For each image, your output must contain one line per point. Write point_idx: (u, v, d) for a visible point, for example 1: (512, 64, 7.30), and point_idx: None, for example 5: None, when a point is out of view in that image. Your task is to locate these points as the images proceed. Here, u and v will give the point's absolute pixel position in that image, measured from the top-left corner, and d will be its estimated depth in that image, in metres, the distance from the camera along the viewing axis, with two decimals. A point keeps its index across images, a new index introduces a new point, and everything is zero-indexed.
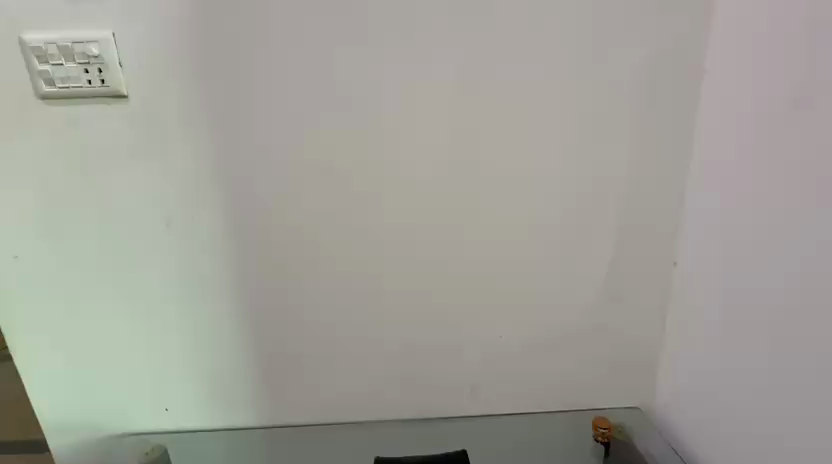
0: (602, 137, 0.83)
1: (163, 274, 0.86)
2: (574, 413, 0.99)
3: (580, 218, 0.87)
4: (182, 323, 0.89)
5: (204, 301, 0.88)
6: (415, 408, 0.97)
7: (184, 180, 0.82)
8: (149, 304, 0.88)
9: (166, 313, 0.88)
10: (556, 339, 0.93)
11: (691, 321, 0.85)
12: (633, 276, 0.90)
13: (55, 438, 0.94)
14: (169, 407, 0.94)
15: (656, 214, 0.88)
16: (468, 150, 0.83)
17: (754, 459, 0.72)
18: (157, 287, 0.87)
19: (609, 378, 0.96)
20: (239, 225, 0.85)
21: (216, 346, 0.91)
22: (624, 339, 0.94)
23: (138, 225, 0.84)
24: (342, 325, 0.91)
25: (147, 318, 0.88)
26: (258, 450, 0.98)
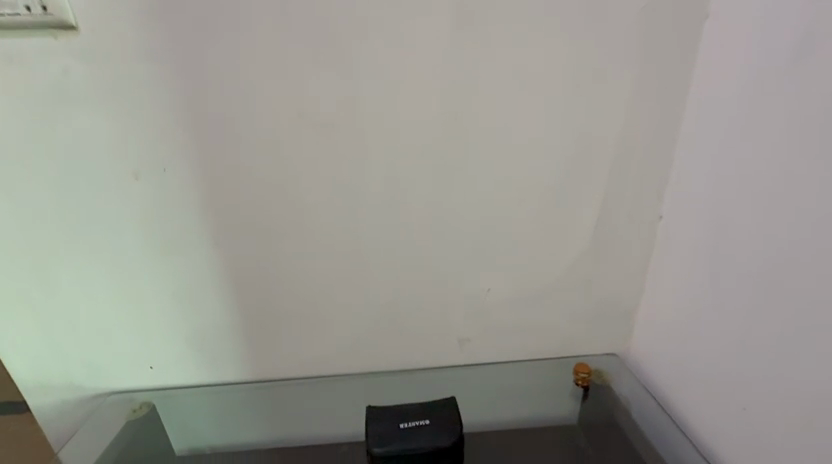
0: (597, 87, 0.80)
1: (135, 230, 0.81)
2: (556, 361, 1.03)
3: (571, 172, 0.86)
4: (160, 280, 0.85)
5: (183, 258, 0.84)
6: (404, 361, 0.99)
7: (150, 127, 0.75)
8: (123, 263, 0.83)
9: (142, 272, 0.84)
10: (543, 292, 0.95)
11: (674, 273, 0.88)
12: (620, 230, 0.91)
13: (36, 399, 0.91)
14: (153, 365, 0.92)
15: (646, 168, 0.87)
16: (459, 99, 0.79)
17: (723, 397, 0.77)
18: (130, 244, 0.82)
19: (591, 329, 1.00)
20: (215, 177, 0.80)
21: (199, 303, 0.88)
22: (607, 291, 0.96)
23: (103, 177, 0.77)
24: (330, 281, 0.90)
25: (122, 277, 0.84)
26: (250, 403, 0.99)
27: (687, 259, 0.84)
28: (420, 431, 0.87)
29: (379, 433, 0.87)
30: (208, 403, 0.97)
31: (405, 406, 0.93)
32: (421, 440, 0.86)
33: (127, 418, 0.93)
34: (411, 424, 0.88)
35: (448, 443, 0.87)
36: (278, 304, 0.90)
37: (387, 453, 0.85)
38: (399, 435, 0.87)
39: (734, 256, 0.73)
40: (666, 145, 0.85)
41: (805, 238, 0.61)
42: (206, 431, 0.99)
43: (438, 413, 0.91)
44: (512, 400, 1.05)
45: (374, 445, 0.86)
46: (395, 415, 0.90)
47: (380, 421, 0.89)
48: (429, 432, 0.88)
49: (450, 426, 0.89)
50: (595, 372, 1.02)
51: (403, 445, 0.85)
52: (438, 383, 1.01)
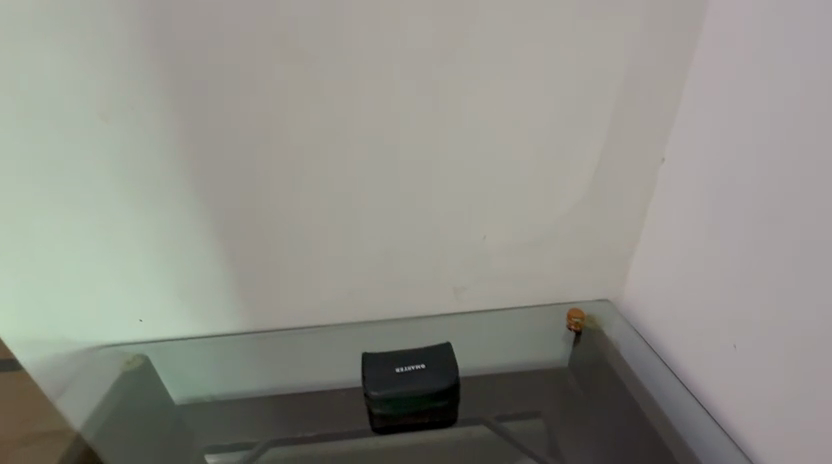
0: (605, 14, 0.74)
1: (110, 176, 0.77)
2: (550, 308, 1.04)
3: (573, 111, 0.81)
4: (142, 230, 0.82)
5: (164, 207, 0.80)
6: (399, 309, 0.99)
7: (114, 61, 0.68)
8: (100, 213, 0.79)
9: (121, 222, 0.81)
10: (539, 239, 0.94)
11: (674, 217, 0.86)
12: (621, 174, 0.88)
13: (26, 354, 0.90)
14: (143, 318, 0.91)
15: (651, 107, 0.83)
16: (455, 28, 0.72)
17: (717, 335, 0.79)
18: (105, 192, 0.78)
19: (586, 275, 1.00)
20: (192, 117, 0.74)
21: (185, 254, 0.85)
22: (604, 237, 0.95)
23: (68, 118, 0.72)
24: (322, 230, 0.87)
25: (100, 228, 0.81)
26: (247, 354, 1.00)
27: (688, 202, 0.83)
28: (415, 375, 0.92)
29: (376, 378, 0.92)
30: (204, 354, 0.97)
31: (400, 352, 0.97)
32: (416, 383, 0.91)
33: (122, 369, 0.93)
34: (406, 369, 0.93)
35: (443, 385, 0.93)
36: (270, 255, 0.88)
37: (384, 396, 0.91)
38: (395, 380, 0.92)
39: (740, 196, 0.72)
40: (673, 82, 0.81)
41: (818, 172, 0.60)
42: (204, 381, 0.99)
43: (432, 358, 0.96)
44: (507, 346, 1.06)
45: (371, 390, 0.91)
46: (391, 361, 0.94)
47: (376, 367, 0.94)
48: (424, 376, 0.93)
49: (443, 369, 0.94)
50: (588, 318, 1.04)
51: (398, 388, 0.91)
52: (434, 331, 1.00)
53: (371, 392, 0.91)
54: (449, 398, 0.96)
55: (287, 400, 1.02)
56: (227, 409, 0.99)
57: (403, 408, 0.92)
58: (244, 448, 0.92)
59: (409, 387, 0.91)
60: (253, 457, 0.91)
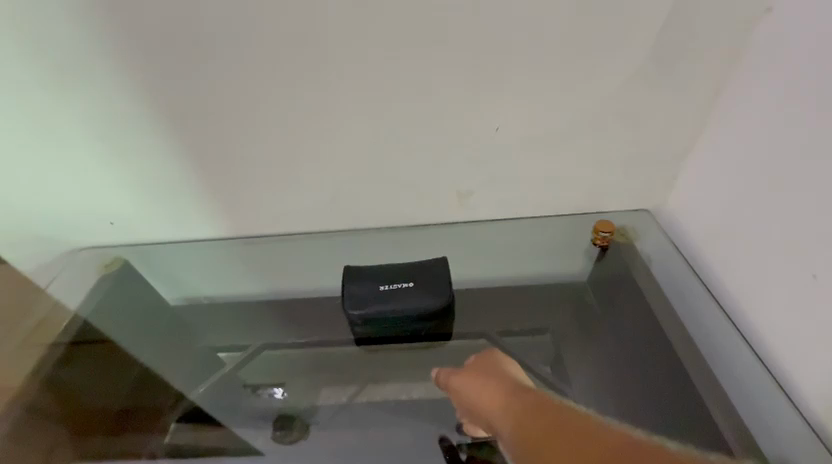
0: None
1: (19, 49, 0.64)
2: (573, 218, 0.89)
3: None
4: (79, 120, 0.71)
5: (101, 86, 0.68)
6: (394, 216, 0.87)
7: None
8: (26, 94, 0.68)
9: (57, 105, 0.70)
10: (567, 132, 0.75)
11: (757, 99, 0.65)
12: (685, 38, 0.66)
13: (13, 253, 0.89)
14: (114, 222, 0.85)
15: None
16: None
17: (786, 253, 0.62)
18: (22, 71, 0.66)
19: (621, 179, 0.82)
20: None
21: (137, 149, 0.75)
22: (649, 130, 0.75)
23: None
24: (295, 117, 0.72)
25: (38, 113, 0.70)
26: (233, 260, 0.94)
27: (784, 72, 0.60)
28: (401, 294, 0.82)
29: (356, 298, 0.83)
30: (182, 258, 0.92)
31: (385, 268, 0.86)
32: (402, 303, 0.81)
33: (101, 274, 0.91)
34: (390, 288, 0.83)
35: (434, 304, 0.82)
36: (240, 150, 0.75)
37: (367, 317, 0.82)
38: (378, 300, 0.82)
39: None
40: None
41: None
42: (195, 284, 0.96)
43: (421, 274, 0.85)
44: (517, 258, 0.94)
45: (351, 310, 0.83)
46: (373, 279, 0.84)
47: (357, 284, 0.84)
48: (412, 295, 0.82)
49: (434, 287, 0.84)
50: (617, 231, 0.89)
51: (383, 309, 0.81)
52: (432, 239, 0.90)
53: (351, 312, 0.83)
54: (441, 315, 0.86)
55: (282, 305, 0.99)
56: (222, 312, 0.98)
57: (390, 327, 0.85)
58: (237, 350, 0.93)
59: (394, 308, 0.81)
60: (249, 357, 0.93)
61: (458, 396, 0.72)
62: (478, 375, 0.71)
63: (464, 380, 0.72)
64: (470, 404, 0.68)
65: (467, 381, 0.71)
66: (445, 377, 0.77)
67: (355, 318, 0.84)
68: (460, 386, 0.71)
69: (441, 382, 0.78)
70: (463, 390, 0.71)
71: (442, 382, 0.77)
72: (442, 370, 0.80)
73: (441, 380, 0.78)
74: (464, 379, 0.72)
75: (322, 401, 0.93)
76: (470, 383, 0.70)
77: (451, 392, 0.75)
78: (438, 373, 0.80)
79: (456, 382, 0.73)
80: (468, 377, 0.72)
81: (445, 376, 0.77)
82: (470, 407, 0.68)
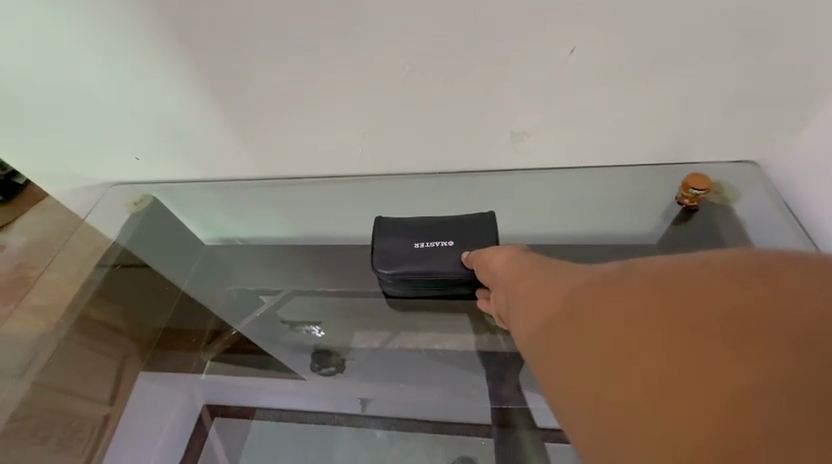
0: None
1: None
2: (656, 170, 0.74)
3: None
4: (86, 50, 0.64)
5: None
6: (438, 161, 0.76)
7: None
8: (25, 18, 0.61)
9: (51, 17, 0.61)
10: (667, 54, 0.57)
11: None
12: None
13: (52, 186, 0.90)
14: (139, 157, 0.81)
15: None
16: None
17: None
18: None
19: (732, 119, 0.64)
20: None
21: (149, 82, 0.67)
22: (785, 56, 0.56)
23: None
24: (320, 41, 0.60)
25: (34, 27, 0.62)
26: (264, 201, 0.89)
27: None
28: (438, 253, 0.75)
29: (387, 255, 0.77)
30: (212, 198, 0.88)
31: (424, 223, 0.79)
32: (437, 263, 0.74)
33: (131, 211, 0.90)
34: (427, 246, 0.75)
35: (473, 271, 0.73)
36: (259, 76, 0.65)
37: (397, 276, 0.77)
38: (411, 257, 0.76)
39: None
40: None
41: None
42: (228, 226, 0.94)
43: (463, 233, 0.76)
44: (580, 213, 0.83)
45: (381, 269, 0.77)
46: (408, 235, 0.77)
47: (389, 240, 0.78)
48: (448, 255, 0.74)
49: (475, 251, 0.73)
50: (713, 188, 0.73)
51: (415, 269, 0.75)
52: (482, 186, 0.80)
53: (381, 270, 0.77)
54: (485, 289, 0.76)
55: (318, 249, 0.95)
56: (258, 254, 0.96)
57: (424, 288, 0.79)
58: (271, 293, 0.93)
59: (427, 268, 0.75)
60: (282, 301, 0.93)
61: (480, 270, 0.67)
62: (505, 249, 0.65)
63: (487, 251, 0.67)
64: (490, 272, 0.63)
65: (494, 252, 0.65)
66: (471, 255, 0.70)
67: (384, 277, 0.78)
68: (483, 259, 0.66)
69: (463, 257, 0.73)
70: (487, 258, 0.65)
71: (464, 255, 0.73)
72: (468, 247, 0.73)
73: (463, 256, 0.73)
74: (491, 251, 0.66)
75: (355, 343, 0.91)
76: (493, 253, 0.64)
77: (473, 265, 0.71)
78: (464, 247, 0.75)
79: (484, 252, 0.68)
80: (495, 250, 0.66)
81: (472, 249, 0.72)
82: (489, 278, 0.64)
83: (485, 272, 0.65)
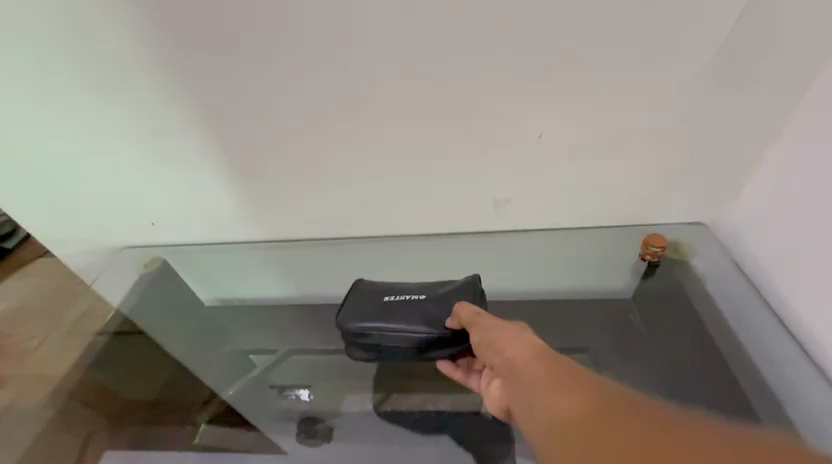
0: None
1: (74, 69, 0.67)
2: (621, 232, 0.83)
3: None
4: (125, 133, 0.74)
5: (138, 87, 0.68)
6: (430, 225, 0.85)
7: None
8: (78, 109, 0.72)
9: (100, 106, 0.71)
10: (617, 138, 0.70)
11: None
12: (749, 46, 0.60)
13: (64, 250, 0.94)
14: (155, 222, 0.87)
15: None
16: None
17: None
18: (74, 88, 0.69)
19: (681, 186, 0.75)
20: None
21: (178, 159, 0.77)
22: (709, 141, 0.69)
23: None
24: (331, 127, 0.71)
25: (83, 113, 0.72)
26: (268, 264, 0.94)
27: None
28: (406, 306, 0.76)
29: (352, 306, 0.79)
30: (218, 259, 0.93)
31: (399, 286, 0.82)
32: (401, 317, 0.75)
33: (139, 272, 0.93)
34: (397, 300, 0.78)
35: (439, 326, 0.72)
36: (275, 150, 0.75)
37: (357, 330, 0.77)
38: (376, 310, 0.78)
39: None
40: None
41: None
42: (230, 287, 0.98)
43: (439, 292, 0.78)
44: (557, 271, 0.90)
45: (343, 321, 0.79)
46: (381, 289, 0.81)
47: (362, 298, 0.81)
48: (415, 310, 0.75)
49: (448, 301, 0.74)
50: (671, 246, 0.82)
51: (377, 322, 0.76)
52: (469, 248, 0.88)
53: (342, 323, 0.79)
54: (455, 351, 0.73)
55: (314, 309, 0.98)
56: (257, 314, 0.99)
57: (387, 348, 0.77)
58: (268, 353, 0.94)
59: (389, 322, 0.75)
60: (278, 361, 0.94)
61: (480, 332, 0.62)
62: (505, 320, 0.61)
63: (490, 321, 0.63)
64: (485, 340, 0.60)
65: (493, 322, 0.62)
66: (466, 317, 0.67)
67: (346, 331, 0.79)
68: (487, 323, 0.62)
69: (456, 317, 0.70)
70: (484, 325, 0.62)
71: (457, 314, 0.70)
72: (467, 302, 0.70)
73: (455, 316, 0.71)
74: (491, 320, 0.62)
75: (346, 408, 0.90)
76: (502, 325, 0.60)
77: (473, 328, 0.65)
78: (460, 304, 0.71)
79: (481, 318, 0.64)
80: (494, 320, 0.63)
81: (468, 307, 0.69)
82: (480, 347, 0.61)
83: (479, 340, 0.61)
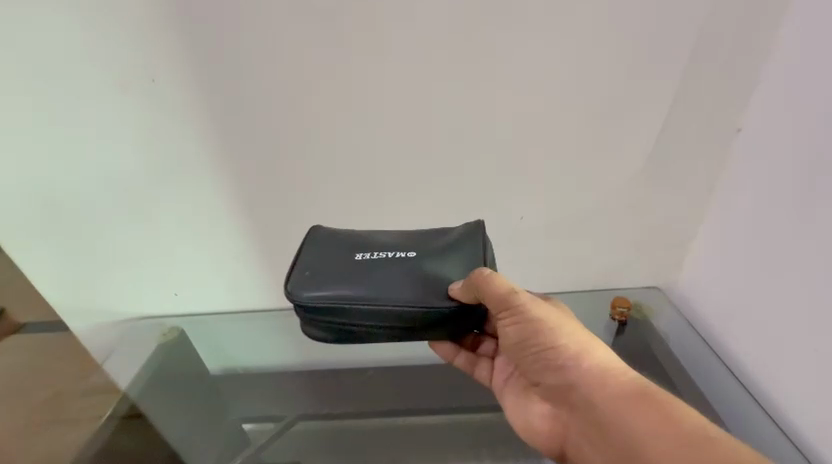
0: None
1: (132, 165, 0.77)
2: (593, 296, 0.95)
3: (613, 92, 0.74)
4: (164, 216, 0.83)
5: (187, 181, 0.79)
6: None
7: (144, 20, 0.67)
8: (126, 195, 0.80)
9: (147, 194, 0.80)
10: (583, 219, 0.86)
11: (751, 190, 0.74)
12: (674, 156, 0.80)
13: (74, 320, 0.92)
14: (178, 292, 0.91)
15: (710, 85, 0.74)
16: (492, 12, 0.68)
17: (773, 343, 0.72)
18: (125, 178, 0.79)
19: (638, 255, 0.91)
20: (207, 106, 0.74)
21: (209, 239, 0.86)
22: (654, 222, 0.87)
23: (90, 109, 0.73)
24: (348, 215, 0.85)
25: (129, 199, 0.81)
26: (273, 331, 0.95)
27: (751, 191, 0.74)
28: (390, 266, 0.61)
29: (310, 272, 0.62)
30: (231, 328, 0.95)
31: (369, 237, 0.67)
32: (384, 280, 0.60)
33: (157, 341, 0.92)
34: (375, 257, 0.63)
35: (440, 295, 0.59)
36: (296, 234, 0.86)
37: (319, 298, 0.59)
38: (346, 273, 0.61)
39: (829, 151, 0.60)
40: (760, 25, 0.68)
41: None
42: (236, 356, 0.97)
43: (433, 248, 0.64)
44: None
45: (299, 290, 0.60)
46: (348, 246, 0.65)
47: (319, 251, 0.64)
48: (403, 272, 0.61)
49: (437, 269, 0.61)
50: (634, 305, 0.95)
51: (350, 286, 0.60)
52: None
53: (297, 293, 0.60)
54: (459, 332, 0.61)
55: (315, 379, 0.98)
56: (261, 386, 0.97)
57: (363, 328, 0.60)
58: (273, 421, 0.90)
59: (368, 289, 0.59)
60: (282, 431, 0.90)
61: (525, 329, 0.56)
62: (543, 305, 0.57)
63: (534, 311, 0.56)
64: (525, 333, 0.56)
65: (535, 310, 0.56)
66: (500, 302, 0.55)
67: (302, 308, 0.60)
68: (533, 319, 0.56)
69: (469, 286, 0.57)
70: (525, 315, 0.56)
71: (471, 285, 0.56)
72: (485, 269, 0.57)
73: (467, 286, 0.57)
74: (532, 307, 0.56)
75: None
76: (550, 325, 0.56)
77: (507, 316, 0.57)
78: (480, 273, 0.56)
79: (520, 302, 0.55)
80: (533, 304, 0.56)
81: (499, 279, 0.56)
82: (517, 338, 0.57)
83: (518, 332, 0.57)
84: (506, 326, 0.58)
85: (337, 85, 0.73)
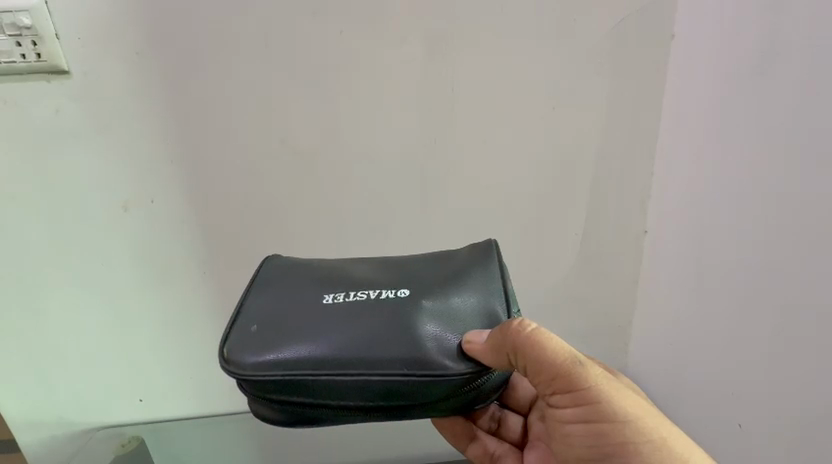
0: (577, 122, 0.75)
1: (83, 276, 0.75)
2: None
3: (549, 200, 0.80)
4: (111, 324, 0.79)
5: (136, 294, 0.77)
6: None
7: (154, 151, 0.70)
8: (84, 304, 0.77)
9: (98, 303, 0.77)
10: (530, 310, 0.87)
11: (666, 289, 0.81)
12: (610, 249, 0.84)
13: (26, 435, 0.84)
14: (143, 397, 0.85)
15: (631, 194, 0.81)
16: (441, 138, 0.74)
17: (725, 444, 0.71)
18: (74, 289, 0.76)
19: (590, 341, 0.91)
20: (159, 221, 0.73)
21: (160, 349, 0.81)
22: (602, 310, 0.89)
23: (50, 222, 0.71)
24: None
25: (79, 310, 0.77)
26: (238, 435, 0.91)
27: (674, 293, 0.79)
28: (369, 311, 0.51)
29: (256, 327, 0.51)
30: (197, 434, 0.90)
31: (340, 272, 0.57)
32: (361, 333, 0.49)
33: (116, 453, 0.86)
34: (349, 299, 0.52)
35: (431, 352, 0.48)
36: None
37: (265, 364, 0.48)
38: (308, 328, 0.50)
39: (719, 262, 0.69)
40: (652, 149, 0.79)
41: (807, 246, 0.55)
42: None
43: (427, 283, 0.54)
44: None
45: (239, 354, 0.49)
46: (315, 288, 0.54)
47: (271, 296, 0.54)
48: (386, 320, 0.50)
49: (427, 311, 0.51)
50: None
51: (311, 344, 0.49)
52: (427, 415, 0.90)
53: (238, 358, 0.49)
54: (452, 401, 0.50)
55: None
56: None
57: (323, 401, 0.49)
58: None
59: (338, 348, 0.48)
60: None
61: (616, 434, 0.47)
62: (625, 396, 0.49)
63: (627, 409, 0.48)
64: (601, 440, 0.48)
65: (613, 403, 0.48)
66: (580, 386, 0.48)
67: (242, 378, 0.48)
68: (628, 424, 0.48)
69: (501, 347, 0.47)
70: (600, 408, 0.48)
71: (509, 348, 0.47)
72: (529, 323, 0.48)
73: (495, 345, 0.47)
74: (611, 401, 0.48)
75: None
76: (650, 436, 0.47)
77: (588, 408, 0.48)
78: (525, 328, 0.48)
79: (604, 398, 0.48)
80: (611, 394, 0.49)
81: (563, 350, 0.49)
82: (584, 440, 0.49)
83: (585, 427, 0.49)
84: (571, 419, 0.50)
85: (281, 205, 0.75)
